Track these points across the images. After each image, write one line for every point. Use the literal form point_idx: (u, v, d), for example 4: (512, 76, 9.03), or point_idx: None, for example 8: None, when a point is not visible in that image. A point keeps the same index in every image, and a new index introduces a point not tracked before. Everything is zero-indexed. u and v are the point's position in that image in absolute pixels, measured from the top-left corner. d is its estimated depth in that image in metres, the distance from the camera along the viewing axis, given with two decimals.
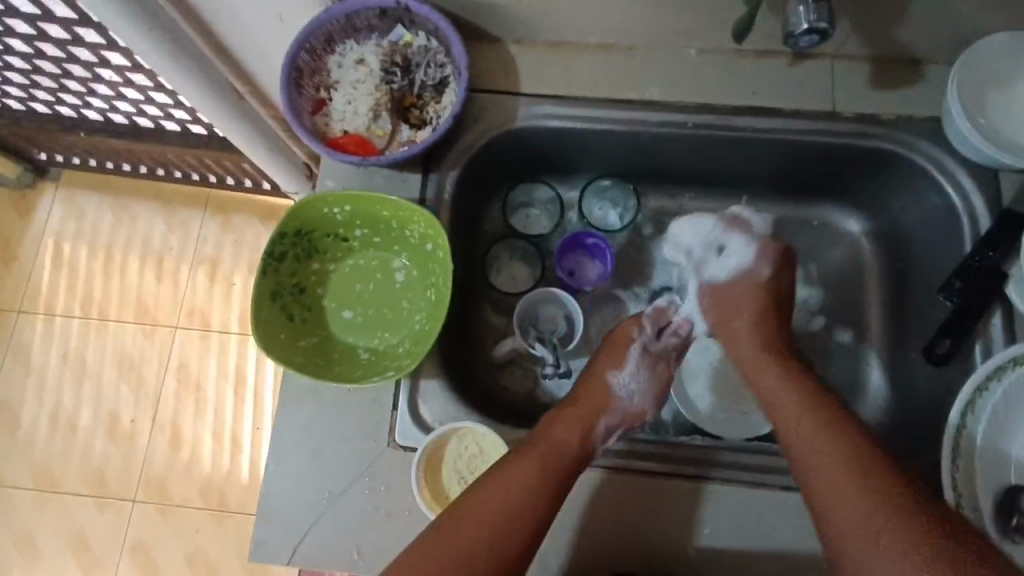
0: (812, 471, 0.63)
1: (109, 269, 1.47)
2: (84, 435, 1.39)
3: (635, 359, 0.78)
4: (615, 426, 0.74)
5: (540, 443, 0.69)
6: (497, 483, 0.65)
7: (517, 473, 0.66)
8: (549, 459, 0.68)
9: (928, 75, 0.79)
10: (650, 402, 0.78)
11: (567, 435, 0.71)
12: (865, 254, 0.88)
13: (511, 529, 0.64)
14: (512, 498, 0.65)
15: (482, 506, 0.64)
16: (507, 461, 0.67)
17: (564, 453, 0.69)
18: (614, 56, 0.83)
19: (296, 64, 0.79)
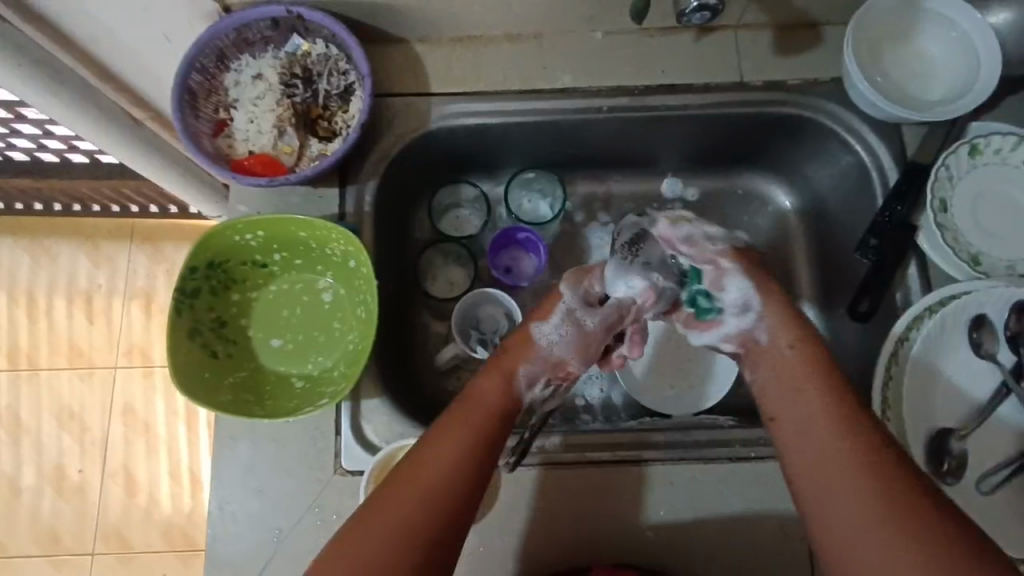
0: (807, 462, 0.54)
1: (34, 315, 1.38)
2: (29, 493, 1.31)
3: (562, 312, 0.68)
4: (535, 378, 0.67)
5: (472, 404, 0.62)
6: (427, 458, 0.57)
7: (440, 450, 0.57)
8: (472, 422, 0.60)
9: (827, 38, 0.80)
10: (580, 355, 0.69)
11: (492, 403, 0.62)
12: (790, 218, 0.90)
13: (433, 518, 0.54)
14: (437, 476, 0.55)
15: (405, 492, 0.54)
16: (431, 432, 0.59)
17: (491, 418, 0.61)
18: (522, 46, 0.81)
19: (188, 86, 0.74)
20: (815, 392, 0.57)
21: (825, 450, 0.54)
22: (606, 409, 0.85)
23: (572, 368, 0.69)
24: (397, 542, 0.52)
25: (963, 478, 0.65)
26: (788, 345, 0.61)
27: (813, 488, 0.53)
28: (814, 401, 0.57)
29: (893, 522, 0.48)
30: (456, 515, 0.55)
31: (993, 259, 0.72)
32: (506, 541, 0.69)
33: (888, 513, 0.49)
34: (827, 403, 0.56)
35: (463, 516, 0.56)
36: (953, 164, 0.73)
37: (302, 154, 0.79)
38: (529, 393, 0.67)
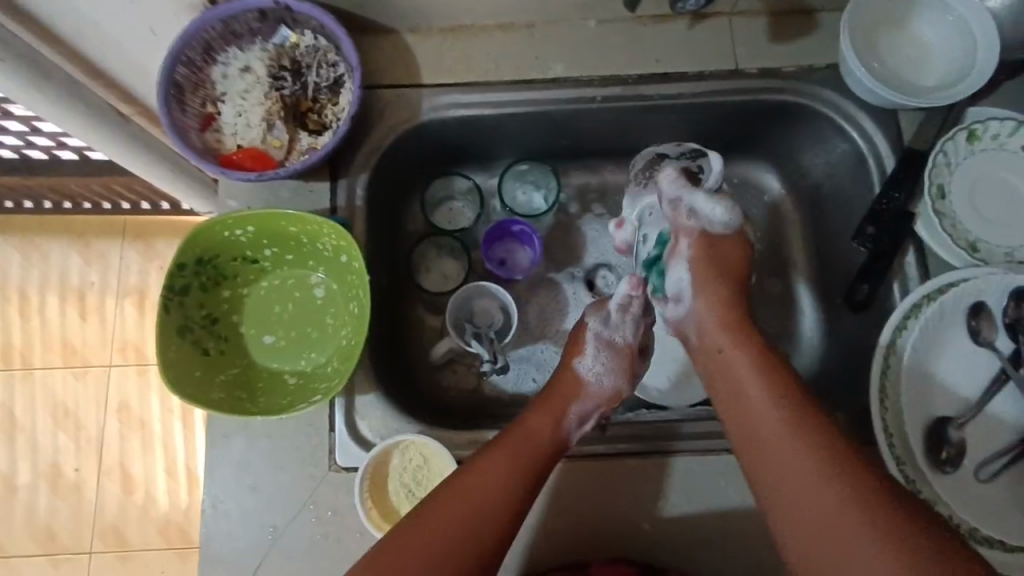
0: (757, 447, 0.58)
1: (26, 314, 1.36)
2: (25, 492, 1.31)
3: (595, 341, 0.72)
4: (588, 415, 0.70)
5: (520, 434, 0.65)
6: (471, 483, 0.60)
7: (498, 473, 0.61)
8: (520, 454, 0.64)
9: (823, 24, 0.79)
10: (624, 379, 0.73)
11: (547, 430, 0.67)
12: (786, 207, 0.89)
13: (487, 529, 0.58)
14: (489, 494, 0.60)
15: (460, 507, 0.58)
16: (479, 456, 0.63)
17: (546, 451, 0.65)
18: (514, 35, 0.80)
19: (174, 80, 0.73)
20: (758, 379, 0.61)
21: (789, 461, 0.56)
22: None
23: (624, 390, 0.73)
24: (457, 543, 0.57)
25: (961, 466, 0.65)
26: (711, 320, 0.67)
27: (767, 469, 0.57)
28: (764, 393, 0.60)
29: (839, 485, 0.53)
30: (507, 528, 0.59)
31: (991, 246, 0.71)
32: None
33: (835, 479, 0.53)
34: (769, 388, 0.60)
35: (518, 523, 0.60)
36: (950, 151, 0.73)
37: (292, 147, 0.77)
38: (581, 430, 0.69)
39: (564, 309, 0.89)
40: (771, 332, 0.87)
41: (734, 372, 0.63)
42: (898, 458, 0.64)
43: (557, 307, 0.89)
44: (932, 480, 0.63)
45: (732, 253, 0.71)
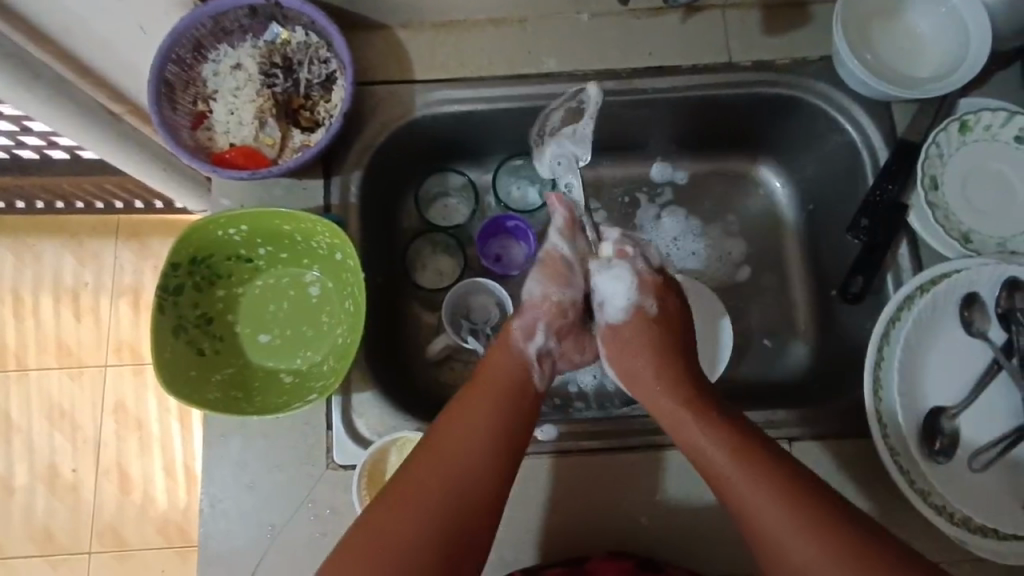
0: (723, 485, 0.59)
1: (20, 315, 1.36)
2: (22, 493, 1.30)
3: (540, 262, 0.73)
4: (532, 328, 0.69)
5: (491, 382, 0.65)
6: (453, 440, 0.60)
7: (474, 413, 0.62)
8: (497, 401, 0.63)
9: (816, 15, 0.79)
10: (557, 287, 0.71)
11: (514, 365, 0.67)
12: (781, 200, 0.90)
13: (481, 469, 0.59)
14: (470, 434, 0.60)
15: (449, 455, 0.59)
16: (453, 409, 0.62)
17: (514, 383, 0.65)
18: (506, 30, 0.80)
19: (164, 78, 0.72)
20: (706, 431, 0.62)
21: (756, 505, 0.56)
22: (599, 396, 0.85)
23: (559, 297, 0.71)
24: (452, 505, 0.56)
25: (956, 456, 0.65)
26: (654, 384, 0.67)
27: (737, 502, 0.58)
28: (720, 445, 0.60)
29: (831, 549, 0.52)
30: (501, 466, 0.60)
31: (984, 236, 0.71)
32: (501, 532, 0.69)
33: (825, 544, 0.53)
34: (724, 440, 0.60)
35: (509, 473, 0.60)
36: (943, 142, 0.73)
37: (284, 145, 0.77)
38: (533, 343, 0.69)
39: None
40: (766, 325, 0.87)
41: (693, 442, 0.62)
42: (892, 449, 0.65)
43: None
44: (926, 470, 0.64)
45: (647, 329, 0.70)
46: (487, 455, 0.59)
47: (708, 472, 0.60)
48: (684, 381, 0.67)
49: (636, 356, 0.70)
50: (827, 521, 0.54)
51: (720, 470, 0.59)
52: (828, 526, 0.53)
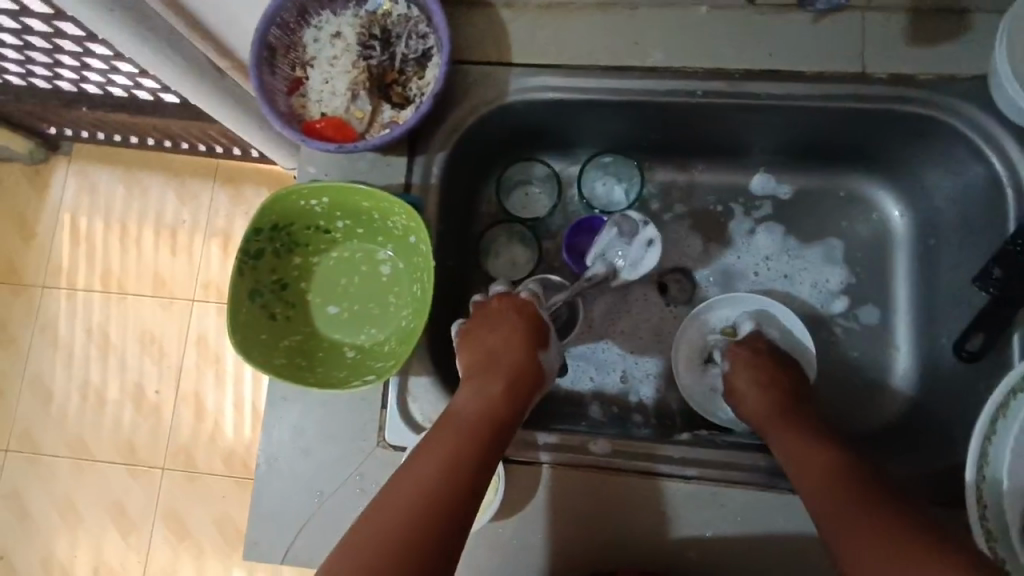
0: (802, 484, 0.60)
1: (124, 243, 1.46)
2: (112, 406, 1.42)
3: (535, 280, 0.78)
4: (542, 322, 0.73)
5: (473, 401, 0.62)
6: (429, 452, 0.57)
7: (485, 391, 0.63)
8: (477, 424, 0.60)
9: (975, 26, 0.69)
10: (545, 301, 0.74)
11: (519, 350, 0.67)
12: (894, 229, 0.81)
13: (455, 481, 0.55)
14: (470, 411, 0.61)
15: (430, 455, 0.57)
16: (440, 425, 0.61)
17: (495, 404, 0.63)
18: (615, 16, 0.75)
19: (267, 42, 0.73)
20: (794, 447, 0.63)
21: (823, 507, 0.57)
22: (660, 412, 0.82)
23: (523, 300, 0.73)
24: (409, 513, 0.52)
25: None
26: (758, 401, 0.69)
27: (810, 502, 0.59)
28: (801, 454, 0.62)
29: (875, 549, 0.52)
30: (469, 479, 0.56)
31: None
32: (539, 539, 0.67)
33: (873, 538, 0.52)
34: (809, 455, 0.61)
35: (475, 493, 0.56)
36: None
37: (373, 120, 0.76)
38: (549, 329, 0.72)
39: (633, 313, 0.85)
40: (855, 364, 0.80)
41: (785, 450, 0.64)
42: (989, 533, 0.58)
43: (625, 309, 0.85)
44: None
45: (751, 361, 0.72)
46: (477, 451, 0.58)
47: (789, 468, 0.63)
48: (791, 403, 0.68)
49: (739, 389, 0.72)
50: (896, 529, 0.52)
51: (804, 475, 0.61)
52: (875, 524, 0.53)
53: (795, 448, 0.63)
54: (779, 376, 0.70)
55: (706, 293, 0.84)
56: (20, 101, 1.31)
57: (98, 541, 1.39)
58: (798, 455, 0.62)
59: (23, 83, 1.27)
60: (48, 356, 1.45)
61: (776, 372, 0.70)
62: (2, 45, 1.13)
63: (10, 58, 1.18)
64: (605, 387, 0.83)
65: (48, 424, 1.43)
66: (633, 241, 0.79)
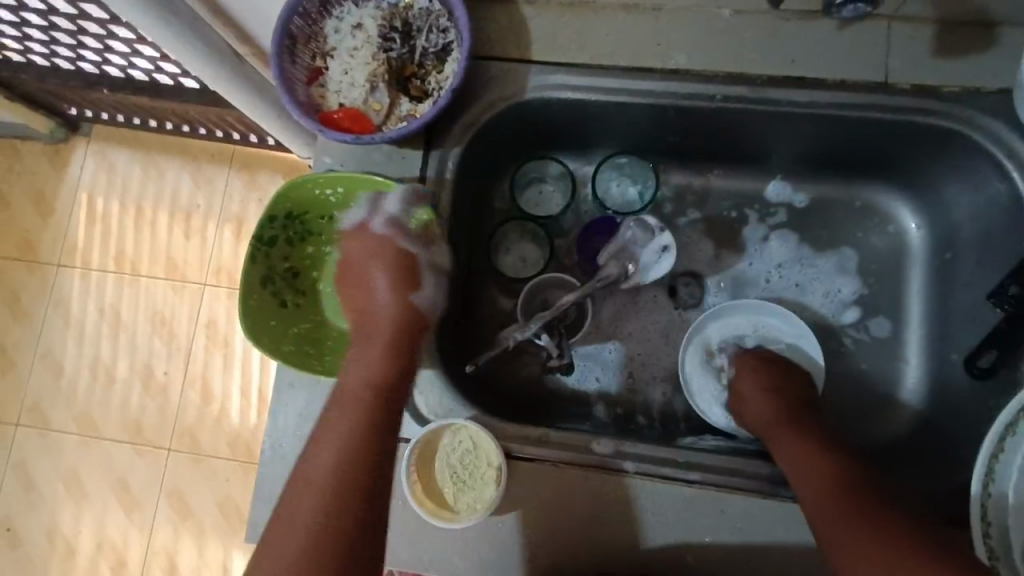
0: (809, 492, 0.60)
1: (139, 225, 1.47)
2: (121, 385, 1.44)
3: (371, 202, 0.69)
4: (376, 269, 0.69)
5: (354, 381, 0.64)
6: (322, 447, 0.60)
7: (370, 356, 0.65)
8: (369, 402, 0.63)
9: (1002, 39, 0.68)
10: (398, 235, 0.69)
11: (390, 299, 0.68)
12: (910, 242, 0.80)
13: (350, 473, 0.59)
14: (356, 383, 0.63)
15: (326, 447, 0.60)
16: (332, 411, 0.63)
17: (384, 376, 0.64)
18: (636, 17, 0.74)
19: (288, 31, 0.73)
20: (801, 456, 0.63)
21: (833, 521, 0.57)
22: (665, 415, 0.82)
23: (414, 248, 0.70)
24: (316, 510, 0.57)
25: None
26: (759, 407, 0.70)
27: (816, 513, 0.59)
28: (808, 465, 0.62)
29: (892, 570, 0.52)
30: (368, 466, 0.59)
31: None
32: (537, 536, 0.68)
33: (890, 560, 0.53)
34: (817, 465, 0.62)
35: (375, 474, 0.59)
36: None
37: (391, 112, 0.76)
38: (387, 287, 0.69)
39: (641, 316, 0.85)
40: (864, 376, 0.79)
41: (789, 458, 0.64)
42: (991, 551, 0.57)
43: (634, 311, 0.85)
44: None
45: (756, 369, 0.73)
46: (362, 442, 0.60)
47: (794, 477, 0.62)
48: (794, 408, 0.68)
49: (743, 392, 0.72)
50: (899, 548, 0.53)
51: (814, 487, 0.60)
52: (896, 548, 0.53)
53: (803, 457, 0.63)
54: (777, 379, 0.71)
55: (716, 298, 0.84)
56: (43, 80, 1.32)
57: (101, 517, 1.40)
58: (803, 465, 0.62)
59: (46, 62, 1.28)
60: (60, 333, 1.47)
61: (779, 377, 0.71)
62: (28, 24, 1.14)
63: (35, 38, 1.19)
64: (610, 388, 0.83)
65: (58, 400, 1.45)
66: (647, 246, 0.79)
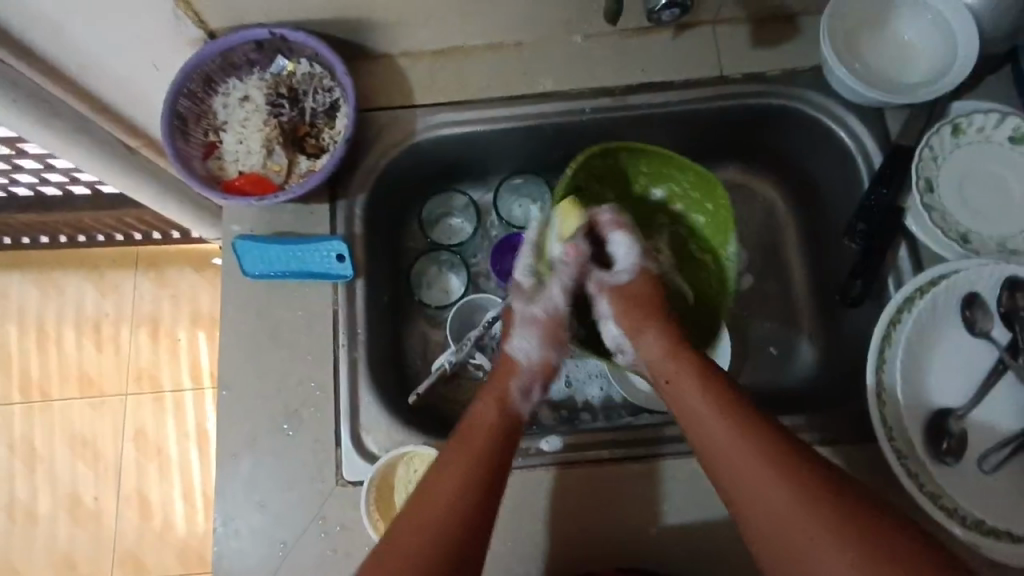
0: (710, 444, 0.60)
1: (44, 347, 1.39)
2: (45, 522, 1.32)
3: (522, 318, 0.75)
4: (529, 387, 0.71)
5: (471, 432, 0.64)
6: (439, 480, 0.60)
7: (485, 413, 0.66)
8: (483, 449, 0.63)
9: (804, 27, 0.81)
10: (553, 350, 0.74)
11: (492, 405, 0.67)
12: (779, 209, 0.90)
13: (467, 508, 0.58)
14: (483, 432, 0.64)
15: (440, 490, 0.59)
16: (439, 461, 0.62)
17: (495, 433, 0.65)
18: (502, 54, 0.83)
19: (177, 111, 0.76)
20: (702, 402, 0.62)
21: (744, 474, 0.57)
22: (606, 408, 0.86)
23: (556, 360, 0.74)
24: (430, 538, 0.56)
25: (965, 458, 0.64)
26: (653, 346, 0.69)
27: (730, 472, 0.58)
28: (710, 414, 0.61)
29: (820, 522, 0.52)
30: (489, 497, 0.60)
31: (983, 236, 0.71)
32: (507, 544, 0.69)
33: (812, 513, 0.53)
34: (717, 408, 0.61)
35: (483, 517, 0.59)
36: (936, 146, 0.72)
37: (291, 171, 0.80)
38: (527, 400, 0.70)
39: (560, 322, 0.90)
40: (771, 334, 0.87)
41: (688, 402, 0.63)
42: (900, 453, 0.64)
43: None
44: (935, 473, 0.63)
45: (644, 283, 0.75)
46: (477, 493, 0.59)
47: (697, 433, 0.61)
48: (679, 337, 0.69)
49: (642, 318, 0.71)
50: (818, 487, 0.54)
51: (715, 440, 0.60)
52: (811, 494, 0.54)
53: (702, 404, 0.62)
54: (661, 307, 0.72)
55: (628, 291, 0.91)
56: None
57: None
58: (707, 416, 0.61)
59: None
60: None
61: (656, 297, 0.74)
62: None
63: None
64: (551, 395, 0.87)
65: None
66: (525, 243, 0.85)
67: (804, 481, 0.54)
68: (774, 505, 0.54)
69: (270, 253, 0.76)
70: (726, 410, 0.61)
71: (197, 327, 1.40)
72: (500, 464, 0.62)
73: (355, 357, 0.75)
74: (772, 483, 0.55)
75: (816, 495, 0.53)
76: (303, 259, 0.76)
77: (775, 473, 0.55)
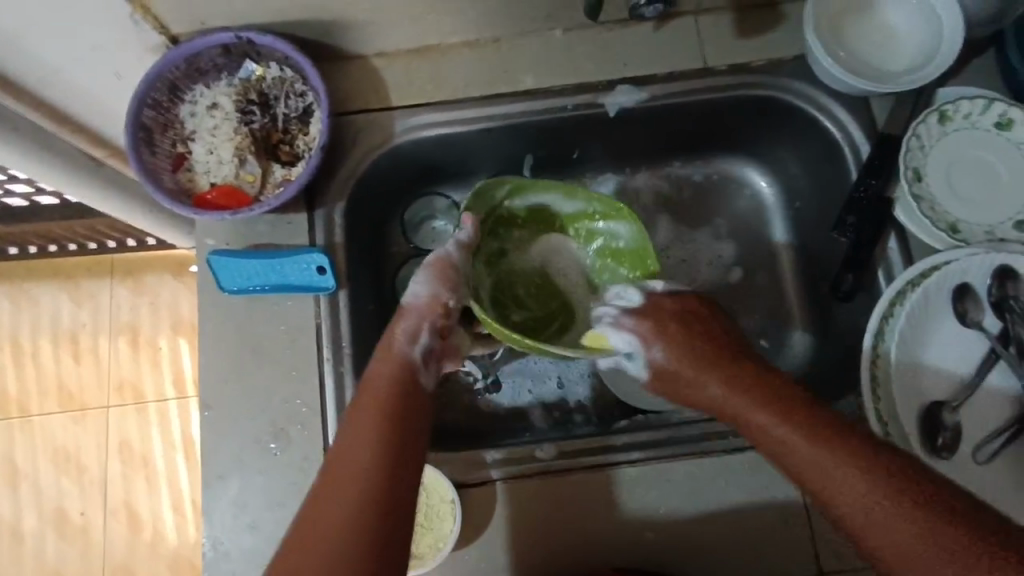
0: (778, 447, 0.57)
1: (20, 361, 1.35)
2: (31, 540, 1.29)
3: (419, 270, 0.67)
4: (418, 329, 0.64)
5: (371, 387, 0.61)
6: (347, 434, 0.57)
7: (379, 366, 0.62)
8: (388, 405, 0.59)
9: (787, 15, 0.79)
10: (445, 288, 0.66)
11: (388, 363, 0.62)
12: (767, 200, 0.89)
13: (384, 457, 0.55)
14: (380, 388, 0.60)
15: (353, 447, 0.56)
16: (348, 419, 0.59)
17: (395, 383, 0.61)
18: (480, 51, 0.80)
19: (142, 122, 0.72)
20: (769, 416, 0.58)
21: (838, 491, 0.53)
22: (601, 409, 0.85)
23: (449, 299, 0.66)
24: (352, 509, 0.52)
25: (959, 451, 0.64)
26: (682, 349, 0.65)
27: (814, 478, 0.55)
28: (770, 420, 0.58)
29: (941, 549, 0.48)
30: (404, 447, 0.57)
31: (972, 225, 0.70)
32: (504, 555, 0.68)
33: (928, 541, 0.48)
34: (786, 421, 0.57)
35: (410, 467, 0.56)
36: (923, 134, 0.71)
37: (265, 181, 0.77)
38: (420, 345, 0.64)
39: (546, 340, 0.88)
40: (763, 327, 0.87)
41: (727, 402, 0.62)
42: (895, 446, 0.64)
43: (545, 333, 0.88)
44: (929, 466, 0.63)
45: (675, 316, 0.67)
46: (389, 438, 0.57)
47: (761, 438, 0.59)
48: (716, 343, 0.66)
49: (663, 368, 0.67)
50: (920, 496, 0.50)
51: (788, 448, 0.57)
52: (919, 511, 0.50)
53: (747, 404, 0.60)
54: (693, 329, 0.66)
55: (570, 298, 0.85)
56: None
57: None
58: (774, 430, 0.58)
59: None
60: None
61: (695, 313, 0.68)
62: None
63: None
64: (544, 397, 0.86)
65: None
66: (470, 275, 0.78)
67: (873, 470, 0.52)
68: (884, 526, 0.50)
69: (248, 267, 0.73)
70: (789, 417, 0.57)
71: (178, 335, 1.36)
72: (412, 413, 0.60)
73: (342, 371, 0.73)
74: (850, 477, 0.53)
75: (873, 471, 0.52)
76: (283, 272, 0.73)
77: (881, 485, 0.51)
